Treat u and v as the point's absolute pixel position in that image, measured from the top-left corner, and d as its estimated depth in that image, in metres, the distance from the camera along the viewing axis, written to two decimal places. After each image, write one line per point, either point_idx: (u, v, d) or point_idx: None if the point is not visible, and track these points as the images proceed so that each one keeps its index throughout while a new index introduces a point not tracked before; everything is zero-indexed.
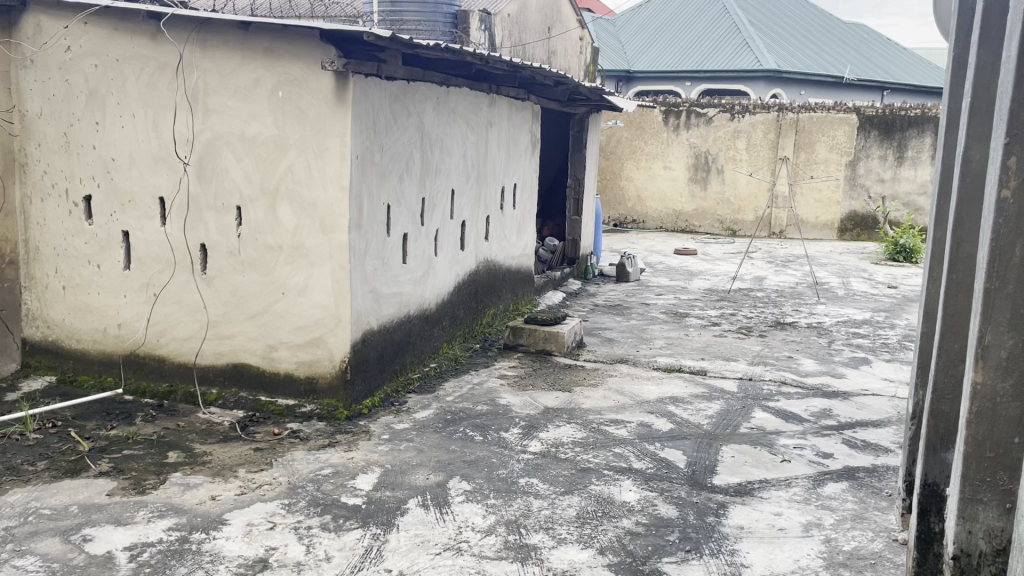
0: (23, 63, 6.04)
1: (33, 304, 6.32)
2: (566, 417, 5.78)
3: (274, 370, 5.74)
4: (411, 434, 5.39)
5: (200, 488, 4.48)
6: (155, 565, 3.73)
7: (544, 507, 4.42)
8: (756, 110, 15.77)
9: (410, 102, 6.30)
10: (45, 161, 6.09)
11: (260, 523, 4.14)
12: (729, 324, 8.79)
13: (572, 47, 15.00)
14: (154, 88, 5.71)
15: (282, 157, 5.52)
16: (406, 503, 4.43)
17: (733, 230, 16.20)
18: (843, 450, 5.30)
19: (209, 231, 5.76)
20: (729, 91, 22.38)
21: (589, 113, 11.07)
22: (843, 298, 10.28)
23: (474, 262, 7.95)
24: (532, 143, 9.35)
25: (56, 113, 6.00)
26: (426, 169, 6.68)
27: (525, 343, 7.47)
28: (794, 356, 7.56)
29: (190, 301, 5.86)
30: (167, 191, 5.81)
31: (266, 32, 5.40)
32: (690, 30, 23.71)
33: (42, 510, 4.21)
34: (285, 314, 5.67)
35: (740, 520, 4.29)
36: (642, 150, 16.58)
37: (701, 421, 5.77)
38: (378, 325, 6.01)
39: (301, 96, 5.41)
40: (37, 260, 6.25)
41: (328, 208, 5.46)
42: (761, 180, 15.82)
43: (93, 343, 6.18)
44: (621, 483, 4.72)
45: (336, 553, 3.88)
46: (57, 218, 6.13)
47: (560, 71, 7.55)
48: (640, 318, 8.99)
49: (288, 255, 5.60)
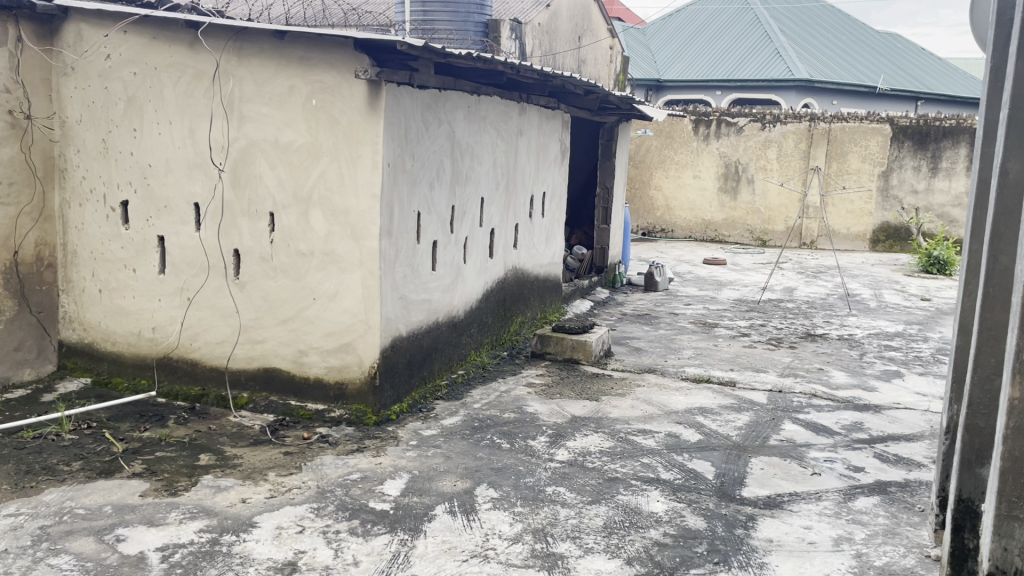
0: (64, 71, 6.15)
1: (70, 306, 6.42)
2: (593, 426, 5.77)
3: (304, 374, 5.79)
4: (438, 441, 5.41)
5: (231, 491, 4.54)
6: (186, 566, 3.78)
7: (571, 516, 4.41)
8: (788, 120, 15.66)
9: (440, 110, 6.33)
10: (84, 167, 6.20)
11: (289, 526, 4.18)
12: (759, 335, 8.71)
13: (602, 56, 14.99)
14: (191, 96, 5.81)
15: (315, 164, 5.58)
16: (433, 509, 4.44)
17: (763, 240, 16.09)
18: (875, 464, 5.23)
19: (243, 237, 5.84)
20: (759, 102, 22.31)
21: (618, 121, 11.08)
22: (875, 310, 10.14)
23: (503, 270, 7.99)
24: (562, 152, 9.37)
25: (95, 121, 6.12)
26: (457, 177, 6.73)
27: (553, 351, 7.49)
28: (825, 368, 7.48)
29: (224, 306, 5.94)
30: (202, 197, 5.91)
31: (301, 41, 5.47)
32: (722, 39, 23.64)
33: (76, 509, 4.28)
34: (316, 320, 5.72)
35: (769, 533, 4.25)
36: (672, 158, 16.58)
37: (730, 432, 5.73)
38: (407, 332, 6.05)
39: (334, 104, 5.48)
40: (74, 264, 6.35)
41: (360, 214, 5.51)
42: (792, 191, 15.69)
43: (128, 346, 6.28)
44: (648, 494, 4.69)
45: (364, 558, 3.91)
46: (95, 222, 6.23)
47: (589, 81, 7.57)
48: (669, 327, 8.95)
49: (320, 261, 5.66)
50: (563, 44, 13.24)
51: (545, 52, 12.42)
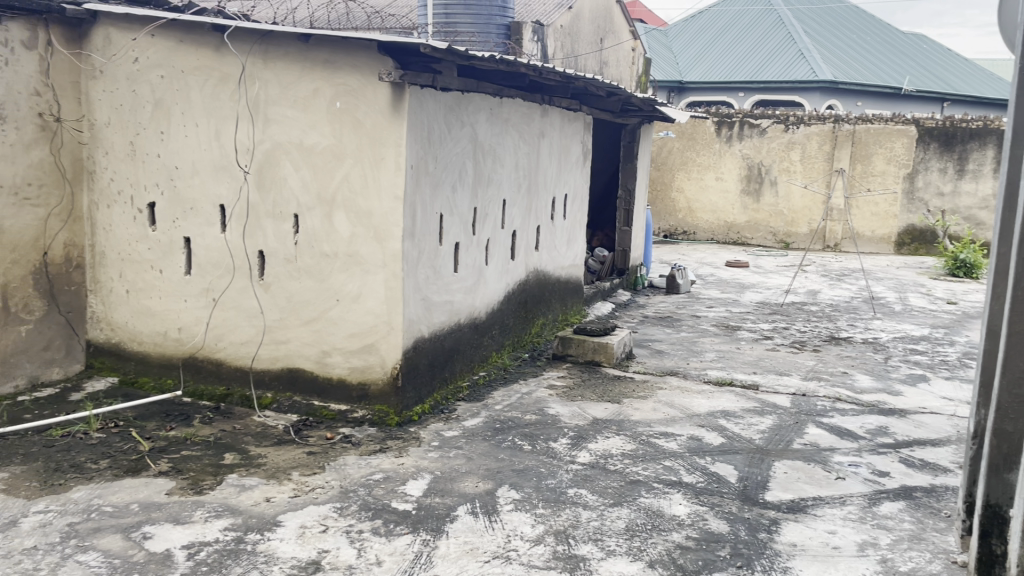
0: (93, 74, 6.23)
1: (98, 306, 6.50)
2: (615, 429, 5.76)
3: (327, 375, 5.84)
4: (460, 442, 5.43)
5: (255, 490, 4.58)
6: (211, 564, 3.82)
7: (593, 518, 4.41)
8: (811, 122, 15.55)
9: (463, 113, 6.35)
10: (112, 169, 6.28)
11: (312, 526, 4.21)
12: (782, 338, 8.66)
13: (624, 58, 14.95)
14: (217, 99, 5.88)
15: (339, 166, 5.63)
16: (455, 510, 4.46)
17: (786, 243, 16.01)
18: (900, 469, 5.18)
19: (268, 238, 5.89)
20: (783, 103, 22.17)
21: (640, 123, 11.05)
22: (900, 314, 10.04)
23: (525, 272, 8.00)
24: (584, 153, 9.36)
25: (123, 123, 6.20)
26: (479, 179, 6.76)
27: (574, 353, 7.49)
28: (849, 372, 7.42)
29: (248, 307, 6.00)
30: (228, 199, 5.97)
31: (326, 44, 5.51)
32: (745, 40, 23.51)
33: (103, 507, 4.34)
34: (339, 321, 5.76)
35: (793, 538, 4.22)
36: (693, 160, 16.54)
37: (753, 436, 5.70)
38: (429, 333, 6.08)
39: (358, 106, 5.51)
40: (102, 265, 6.43)
41: (383, 216, 5.55)
42: (815, 193, 15.58)
43: (154, 346, 6.35)
44: (670, 497, 4.68)
45: (387, 558, 3.93)
46: (123, 224, 6.31)
47: (611, 83, 7.56)
48: (690, 330, 8.92)
49: (343, 262, 5.70)
50: (585, 46, 13.23)
51: (567, 54, 12.42)
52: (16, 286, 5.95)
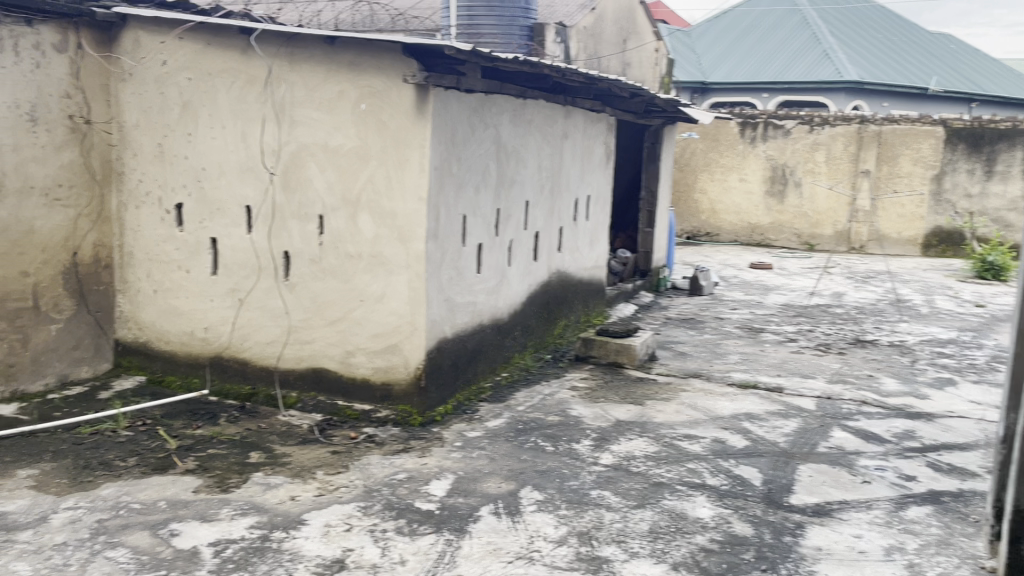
0: (122, 77, 6.31)
1: (126, 306, 6.58)
2: (638, 431, 5.75)
3: (351, 375, 5.87)
4: (483, 442, 5.44)
5: (280, 488, 4.62)
6: (237, 561, 3.86)
7: (616, 520, 4.40)
8: (837, 122, 15.42)
9: (487, 114, 6.37)
10: (141, 171, 6.37)
11: (337, 525, 4.24)
12: (806, 341, 8.60)
13: (648, 58, 14.91)
14: (244, 101, 5.94)
15: (363, 168, 5.66)
16: (478, 510, 4.47)
17: (810, 245, 15.89)
18: (928, 473, 5.13)
19: (293, 238, 5.94)
20: (807, 104, 22.00)
21: (664, 124, 11.03)
22: (927, 316, 9.93)
23: (548, 274, 8.00)
24: (607, 155, 9.35)
25: (151, 125, 6.28)
26: (502, 180, 6.77)
27: (596, 354, 7.48)
28: (875, 375, 7.36)
29: (274, 307, 6.05)
30: (254, 200, 6.03)
31: (351, 46, 5.55)
32: (770, 41, 23.37)
33: (131, 504, 4.39)
34: (363, 321, 5.80)
35: (818, 541, 4.20)
36: (717, 162, 16.48)
37: (777, 439, 5.66)
38: (452, 334, 6.10)
39: (383, 108, 5.55)
40: (130, 265, 6.52)
41: (407, 217, 5.58)
42: (841, 194, 15.45)
43: (181, 346, 6.42)
44: (694, 499, 4.67)
45: (410, 557, 3.95)
46: (151, 225, 6.39)
47: (635, 84, 7.56)
48: (714, 332, 8.88)
49: (367, 263, 5.74)
50: (608, 47, 13.22)
51: (590, 55, 12.42)
52: (46, 286, 6.04)
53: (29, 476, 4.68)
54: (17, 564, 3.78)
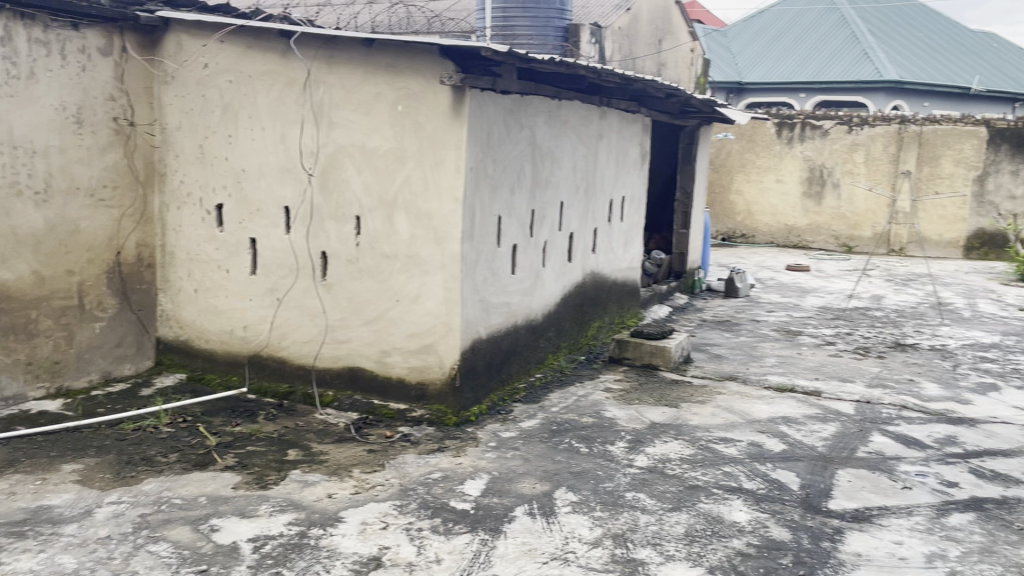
0: (165, 79, 6.42)
1: (168, 305, 6.70)
2: (673, 433, 5.72)
3: (387, 374, 5.92)
4: (517, 443, 5.46)
5: (317, 486, 4.67)
6: (276, 557, 3.91)
7: (652, 522, 4.39)
8: (876, 122, 15.17)
9: (522, 116, 6.39)
10: (182, 172, 6.48)
11: (373, 522, 4.28)
12: (845, 344, 8.49)
13: (684, 59, 14.81)
14: (283, 103, 6.01)
15: (400, 169, 5.71)
16: (513, 510, 4.49)
17: (849, 247, 15.68)
18: (971, 480, 5.04)
19: (331, 239, 6.01)
20: (846, 104, 21.74)
21: (699, 125, 10.95)
22: (969, 320, 9.74)
23: (582, 275, 7.99)
24: (642, 156, 9.31)
25: (193, 127, 6.39)
26: (538, 181, 6.78)
27: (631, 356, 7.45)
28: (915, 379, 7.23)
29: (311, 307, 6.12)
30: (293, 201, 6.11)
31: (388, 49, 5.60)
32: (808, 39, 23.11)
33: (173, 499, 4.47)
34: (399, 321, 5.84)
35: (857, 547, 4.14)
36: (753, 163, 16.34)
37: (815, 443, 5.60)
38: (487, 334, 6.12)
39: (419, 110, 5.59)
40: (172, 265, 6.63)
41: (443, 218, 5.61)
42: (880, 196, 15.21)
43: (221, 344, 6.52)
44: (731, 503, 4.63)
45: (446, 556, 3.97)
46: (192, 225, 6.50)
47: (671, 85, 7.51)
48: (750, 335, 8.79)
49: (403, 263, 5.78)
50: (644, 47, 13.16)
51: (625, 56, 12.38)
52: (90, 284, 6.17)
53: (73, 471, 4.79)
54: (63, 557, 3.87)
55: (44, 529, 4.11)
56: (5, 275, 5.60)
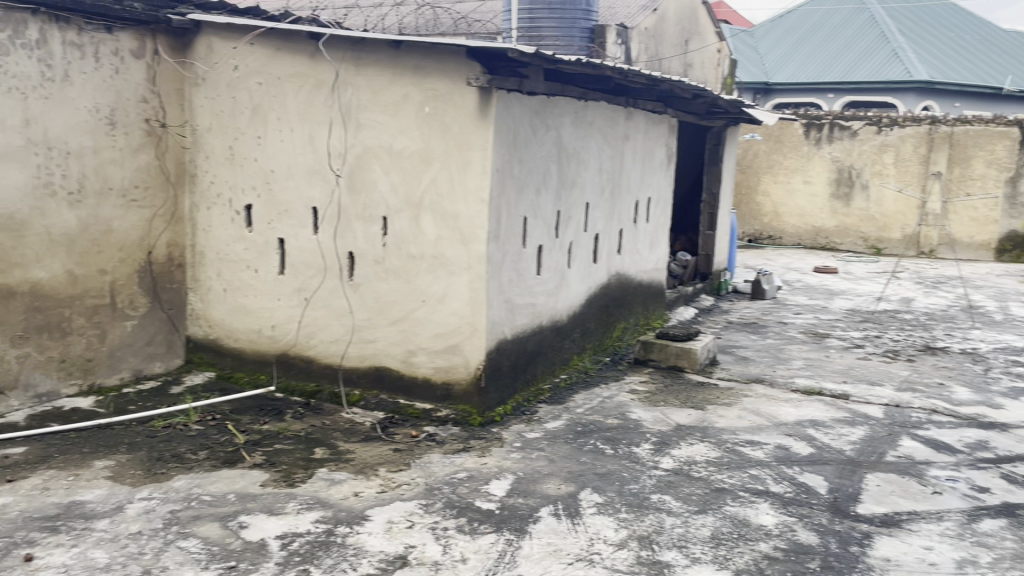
0: (195, 81, 6.50)
1: (197, 304, 6.78)
2: (699, 436, 5.70)
3: (412, 374, 5.95)
4: (542, 444, 5.46)
5: (344, 484, 4.71)
6: (303, 555, 3.95)
7: (677, 525, 4.37)
8: (906, 123, 14.98)
9: (548, 117, 6.39)
10: (212, 173, 6.55)
11: (399, 521, 4.30)
12: (873, 347, 8.39)
13: (710, 59, 14.74)
14: (312, 105, 6.07)
15: (426, 170, 5.74)
16: (538, 511, 4.49)
17: (878, 248, 15.51)
18: (1002, 485, 4.96)
19: (358, 239, 6.05)
20: (875, 104, 21.53)
21: (726, 126, 10.88)
22: (1001, 324, 9.59)
23: (607, 276, 7.98)
24: (668, 157, 9.27)
25: (222, 128, 6.46)
26: (564, 183, 6.79)
27: (656, 358, 7.43)
28: (946, 383, 7.14)
29: (338, 307, 6.17)
30: (321, 201, 6.16)
31: (415, 50, 5.63)
32: (836, 38, 22.90)
33: (202, 496, 4.53)
34: (425, 321, 5.87)
35: (886, 552, 4.10)
36: (780, 164, 16.22)
37: (843, 446, 5.55)
38: (512, 334, 6.13)
39: (446, 111, 5.61)
40: (202, 264, 6.71)
41: (469, 219, 5.63)
42: (910, 197, 15.02)
43: (249, 343, 6.59)
44: (758, 506, 4.60)
45: (471, 556, 3.99)
46: (222, 225, 6.58)
47: (698, 86, 7.47)
48: (777, 337, 8.73)
49: (429, 264, 5.81)
50: (670, 48, 13.11)
51: (651, 57, 12.34)
52: (122, 284, 6.26)
53: (105, 467, 4.87)
54: (96, 552, 3.93)
55: (77, 524, 4.18)
56: (39, 273, 5.70)
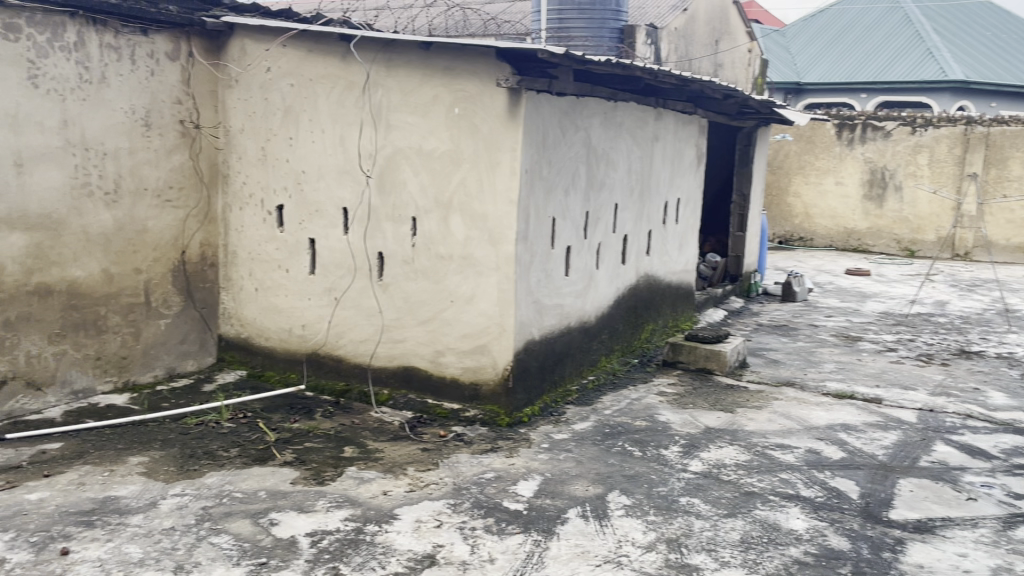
0: (229, 83, 6.58)
1: (229, 303, 6.86)
2: (728, 439, 5.66)
3: (441, 374, 5.98)
4: (570, 445, 5.46)
5: (373, 483, 4.74)
6: (333, 552, 3.98)
7: (706, 528, 4.35)
8: (941, 123, 14.73)
9: (577, 117, 6.39)
10: (245, 173, 6.63)
11: (428, 520, 4.32)
12: (907, 351, 8.28)
13: (741, 59, 14.62)
14: (343, 106, 6.12)
15: (456, 171, 5.76)
16: (566, 512, 4.49)
17: (911, 250, 15.28)
18: None
19: (387, 240, 6.09)
20: (909, 104, 21.27)
21: (757, 126, 10.79)
22: None
23: (636, 277, 7.95)
24: (698, 157, 9.22)
25: (255, 129, 6.54)
26: (592, 184, 6.77)
27: (685, 360, 7.38)
28: (981, 388, 7.01)
29: (367, 306, 6.21)
30: (351, 202, 6.21)
31: (445, 52, 5.65)
32: (869, 38, 22.62)
33: (234, 493, 4.59)
34: (454, 321, 5.89)
35: (919, 558, 4.05)
36: (811, 165, 16.05)
37: (876, 451, 5.48)
38: (540, 335, 6.13)
39: (476, 112, 5.63)
40: (234, 264, 6.79)
41: (498, 220, 5.64)
42: (945, 199, 14.79)
43: (279, 342, 6.66)
44: (788, 510, 4.56)
45: (499, 556, 4.00)
46: (253, 225, 6.65)
47: (729, 86, 7.41)
48: (808, 340, 8.64)
49: (458, 264, 5.83)
50: (700, 48, 13.03)
51: (681, 57, 12.27)
52: (156, 282, 6.35)
53: (139, 463, 4.94)
54: (130, 546, 4.00)
55: (112, 519, 4.26)
56: (76, 272, 5.80)
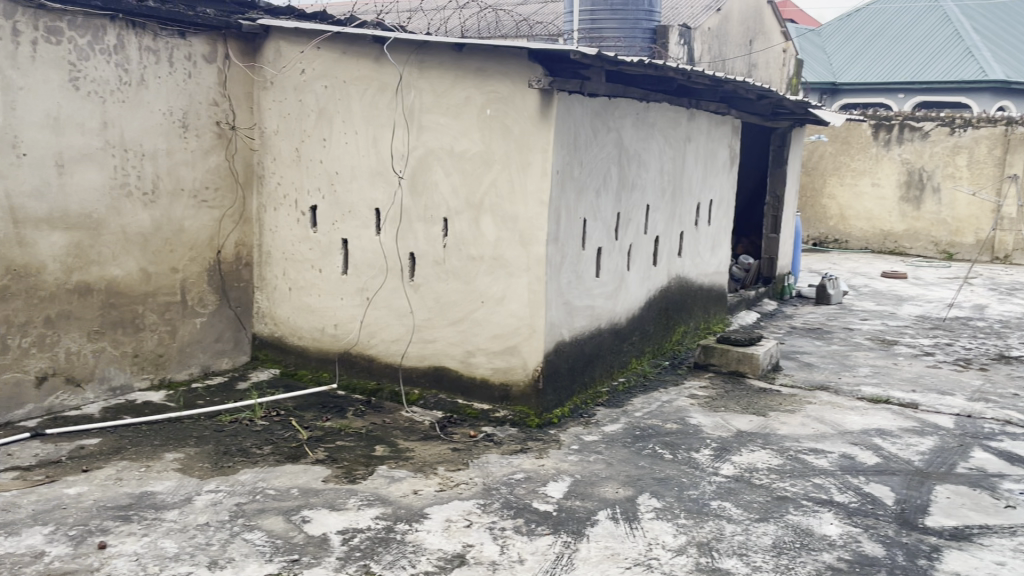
0: (264, 85, 6.67)
1: (263, 302, 6.95)
2: (760, 442, 5.60)
3: (471, 374, 6.00)
4: (600, 447, 5.44)
5: (404, 482, 4.77)
6: (363, 550, 4.01)
7: (738, 532, 4.31)
8: (980, 124, 14.49)
9: (609, 118, 6.37)
10: (279, 174, 6.71)
11: (458, 520, 4.34)
12: (944, 355, 8.14)
13: (775, 59, 14.49)
14: (376, 107, 6.17)
15: (487, 172, 5.78)
16: (596, 514, 4.48)
17: (949, 253, 14.99)
18: None
19: (419, 240, 6.13)
20: (947, 104, 21.01)
21: (792, 127, 10.69)
22: None
23: (667, 279, 7.91)
24: (731, 158, 9.14)
25: (289, 131, 6.61)
26: (624, 185, 6.75)
27: (717, 362, 7.33)
28: (1021, 394, 6.87)
29: (399, 306, 6.25)
30: (383, 203, 6.26)
31: (478, 53, 5.67)
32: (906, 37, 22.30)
33: (267, 490, 4.64)
34: (484, 322, 5.91)
35: (956, 566, 3.98)
36: (847, 166, 15.84)
37: (912, 457, 5.40)
38: (570, 336, 6.13)
39: (507, 113, 5.64)
40: (268, 264, 6.87)
41: (529, 221, 5.64)
42: (984, 201, 14.52)
43: (312, 341, 6.72)
44: (822, 515, 4.51)
45: (528, 557, 4.00)
46: (287, 225, 6.73)
47: (763, 86, 7.33)
48: (842, 343, 8.53)
49: (489, 265, 5.85)
50: (733, 49, 12.93)
51: (714, 57, 12.19)
52: (193, 281, 6.45)
53: (175, 459, 5.02)
54: (165, 541, 4.06)
55: (148, 514, 4.33)
56: (115, 271, 5.92)
